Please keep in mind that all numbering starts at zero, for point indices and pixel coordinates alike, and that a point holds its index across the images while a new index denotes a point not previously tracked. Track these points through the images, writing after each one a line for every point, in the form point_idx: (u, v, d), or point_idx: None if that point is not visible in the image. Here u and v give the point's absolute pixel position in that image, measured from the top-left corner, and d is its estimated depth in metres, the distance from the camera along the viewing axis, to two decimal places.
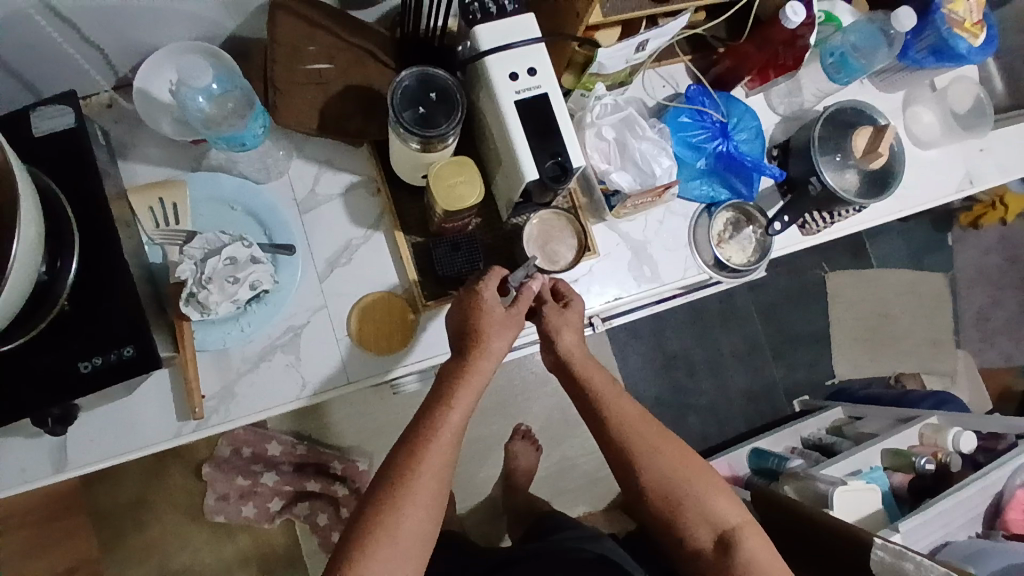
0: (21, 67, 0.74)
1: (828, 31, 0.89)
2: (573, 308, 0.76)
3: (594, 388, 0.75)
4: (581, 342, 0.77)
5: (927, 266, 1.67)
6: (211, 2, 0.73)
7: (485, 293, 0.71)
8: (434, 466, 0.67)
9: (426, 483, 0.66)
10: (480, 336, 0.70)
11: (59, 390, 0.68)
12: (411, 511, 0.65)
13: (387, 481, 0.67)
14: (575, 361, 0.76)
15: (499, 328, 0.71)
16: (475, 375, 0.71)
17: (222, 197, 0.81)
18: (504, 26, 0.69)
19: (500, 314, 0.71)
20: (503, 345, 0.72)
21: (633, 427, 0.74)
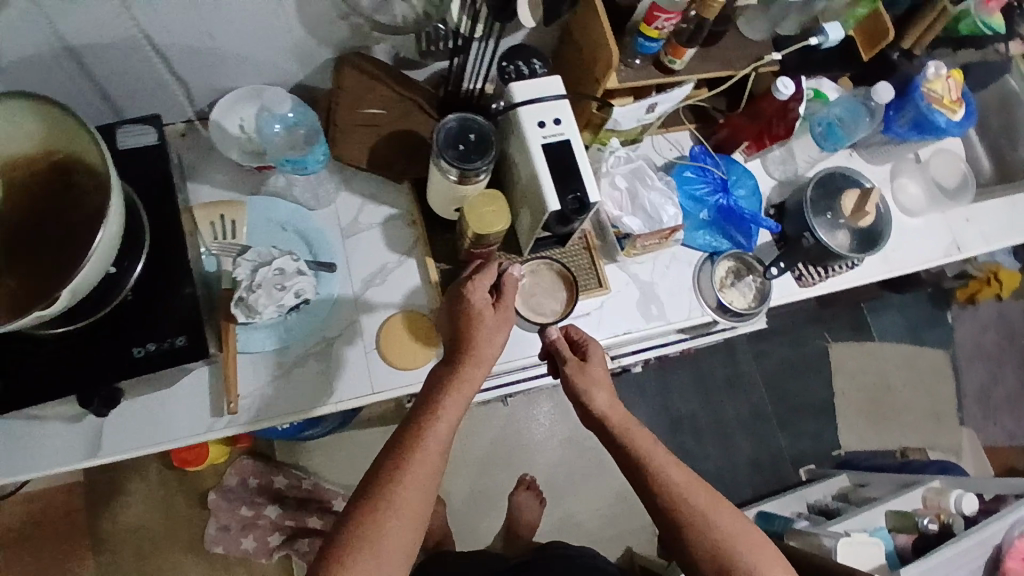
0: (119, 100, 0.86)
1: (816, 106, 1.02)
2: (594, 364, 0.80)
3: (638, 448, 0.76)
4: (613, 403, 0.79)
5: (927, 342, 1.72)
6: (288, 54, 0.86)
7: (474, 296, 0.72)
8: (422, 476, 0.65)
9: (412, 494, 0.64)
10: (471, 341, 0.71)
11: (113, 372, 0.76)
12: (398, 524, 0.63)
13: (372, 490, 0.64)
14: (615, 420, 0.78)
15: (490, 334, 0.71)
16: (465, 381, 0.70)
17: (275, 219, 0.91)
18: (535, 84, 0.81)
19: (491, 318, 0.72)
20: (494, 351, 0.72)
21: (689, 494, 0.73)
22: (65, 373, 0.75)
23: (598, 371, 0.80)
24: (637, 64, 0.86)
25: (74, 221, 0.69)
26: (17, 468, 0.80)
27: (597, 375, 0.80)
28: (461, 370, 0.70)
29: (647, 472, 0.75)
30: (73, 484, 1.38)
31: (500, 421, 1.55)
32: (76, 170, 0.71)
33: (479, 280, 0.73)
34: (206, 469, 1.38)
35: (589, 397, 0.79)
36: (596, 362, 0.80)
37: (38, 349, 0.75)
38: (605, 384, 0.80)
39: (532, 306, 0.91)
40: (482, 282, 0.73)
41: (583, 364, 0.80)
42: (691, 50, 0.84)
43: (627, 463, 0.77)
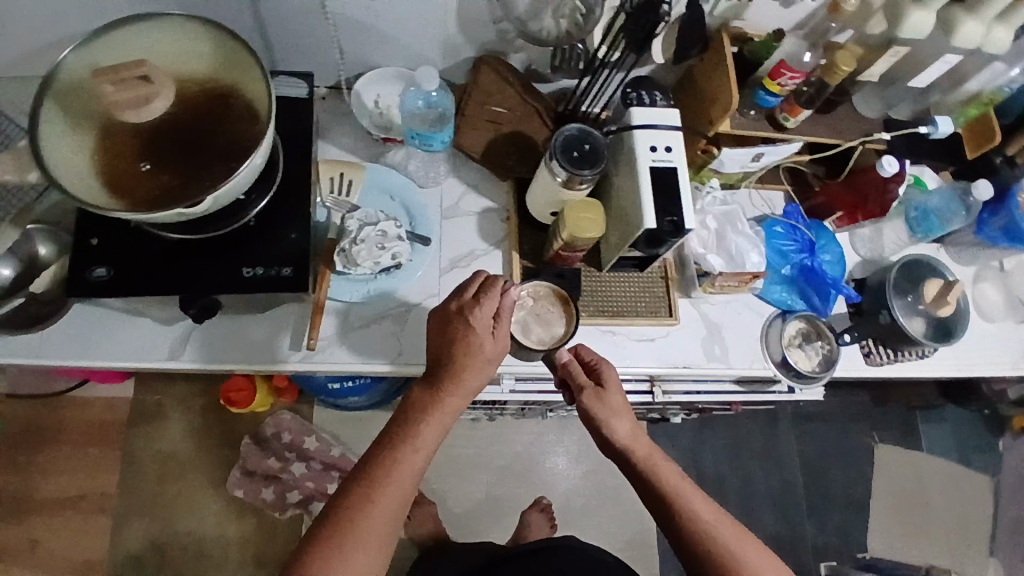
0: (280, 56, 0.96)
1: (913, 191, 1.06)
2: (610, 393, 0.80)
3: (662, 480, 0.76)
4: (633, 430, 0.79)
5: (975, 465, 1.66)
6: (436, 45, 0.94)
7: (472, 319, 0.72)
8: (395, 493, 0.68)
9: (381, 510, 0.66)
10: (461, 367, 0.72)
11: (218, 284, 0.81)
12: (366, 537, 0.65)
13: (347, 499, 0.67)
14: (637, 453, 0.78)
15: (479, 361, 0.72)
16: (449, 404, 0.72)
17: (386, 188, 0.98)
18: (654, 112, 0.87)
19: (486, 345, 0.72)
20: (483, 378, 0.73)
21: (719, 529, 0.73)
22: (177, 275, 0.82)
23: (617, 403, 0.79)
24: (752, 114, 0.92)
25: (224, 150, 0.74)
26: (110, 353, 0.88)
27: (616, 405, 0.79)
28: (447, 393, 0.72)
29: (676, 507, 0.75)
30: (123, 398, 1.46)
31: (527, 438, 1.56)
32: (238, 107, 0.75)
33: (478, 305, 0.73)
34: (246, 414, 1.47)
35: (610, 427, 0.78)
36: (615, 392, 0.80)
37: (159, 248, 0.82)
38: (625, 414, 0.79)
39: (604, 317, 0.96)
40: (481, 305, 0.73)
41: (600, 392, 0.80)
42: (806, 111, 0.90)
43: (649, 495, 0.77)
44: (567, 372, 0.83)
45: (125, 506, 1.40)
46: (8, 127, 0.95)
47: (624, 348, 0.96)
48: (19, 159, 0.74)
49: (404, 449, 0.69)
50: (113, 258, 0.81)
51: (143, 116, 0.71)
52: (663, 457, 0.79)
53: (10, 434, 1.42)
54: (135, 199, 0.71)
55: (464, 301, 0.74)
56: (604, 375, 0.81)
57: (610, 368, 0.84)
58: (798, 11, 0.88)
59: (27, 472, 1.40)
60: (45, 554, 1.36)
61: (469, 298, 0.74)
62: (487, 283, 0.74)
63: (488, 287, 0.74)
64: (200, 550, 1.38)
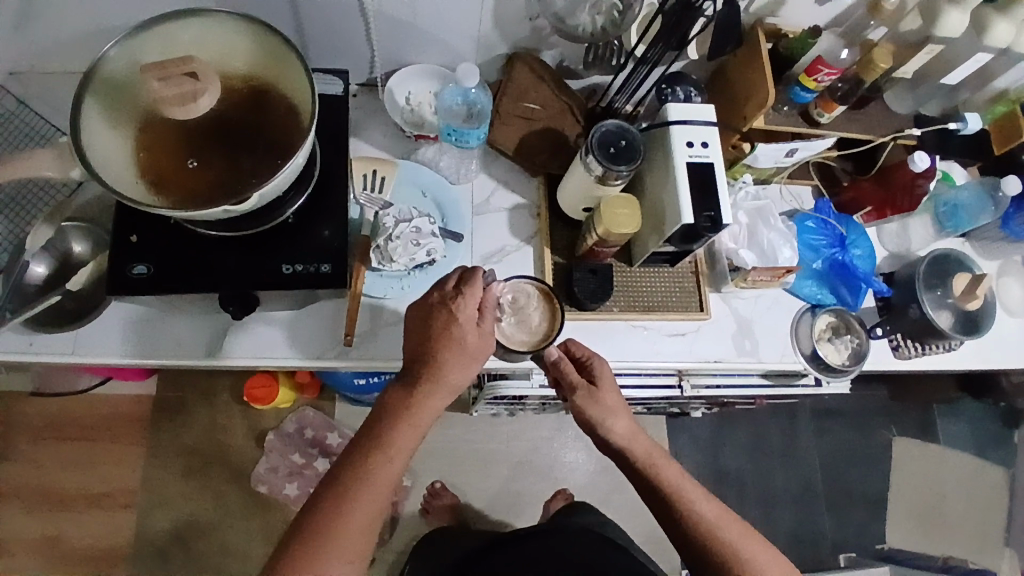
0: (314, 52, 0.96)
1: (941, 187, 1.06)
2: (603, 391, 0.79)
3: (662, 478, 0.77)
4: (627, 429, 0.79)
5: (990, 459, 1.67)
6: (470, 41, 0.94)
7: (457, 317, 0.71)
8: (375, 493, 0.68)
9: (360, 510, 0.67)
10: (443, 366, 0.71)
11: (259, 281, 0.82)
12: (346, 536, 0.66)
13: (328, 499, 0.68)
14: (634, 451, 0.79)
15: (462, 359, 0.72)
16: (430, 402, 0.72)
17: (418, 184, 0.98)
18: (691, 107, 0.86)
19: (471, 343, 0.72)
20: (466, 375, 0.73)
21: (721, 527, 0.74)
22: (216, 272, 0.82)
23: (611, 400, 0.79)
24: (785, 110, 0.93)
25: (266, 150, 0.73)
26: (145, 350, 0.88)
27: (610, 402, 0.79)
28: (429, 393, 0.72)
29: (680, 506, 0.75)
30: (146, 394, 1.46)
31: (547, 433, 1.57)
32: (278, 106, 0.75)
33: (462, 301, 0.71)
34: (270, 409, 1.47)
35: (605, 427, 0.79)
36: (609, 391, 0.80)
37: (198, 244, 0.82)
38: (620, 411, 0.79)
39: (636, 312, 0.96)
40: (467, 302, 0.71)
41: (594, 390, 0.79)
42: (841, 107, 0.90)
43: (649, 493, 0.78)
44: (560, 370, 0.81)
45: (149, 501, 1.41)
46: (42, 126, 0.96)
47: (655, 343, 0.97)
48: (61, 156, 0.71)
49: (380, 455, 0.70)
50: (153, 255, 0.81)
51: (190, 114, 0.71)
52: (661, 455, 0.79)
53: (34, 431, 1.42)
54: (178, 195, 0.71)
55: (448, 297, 0.72)
56: (597, 370, 0.80)
57: (605, 364, 0.83)
58: (833, 8, 0.87)
59: (51, 467, 1.41)
60: (70, 550, 1.37)
61: (454, 294, 0.72)
62: (470, 276, 0.73)
63: (471, 282, 0.72)
64: (224, 544, 1.40)
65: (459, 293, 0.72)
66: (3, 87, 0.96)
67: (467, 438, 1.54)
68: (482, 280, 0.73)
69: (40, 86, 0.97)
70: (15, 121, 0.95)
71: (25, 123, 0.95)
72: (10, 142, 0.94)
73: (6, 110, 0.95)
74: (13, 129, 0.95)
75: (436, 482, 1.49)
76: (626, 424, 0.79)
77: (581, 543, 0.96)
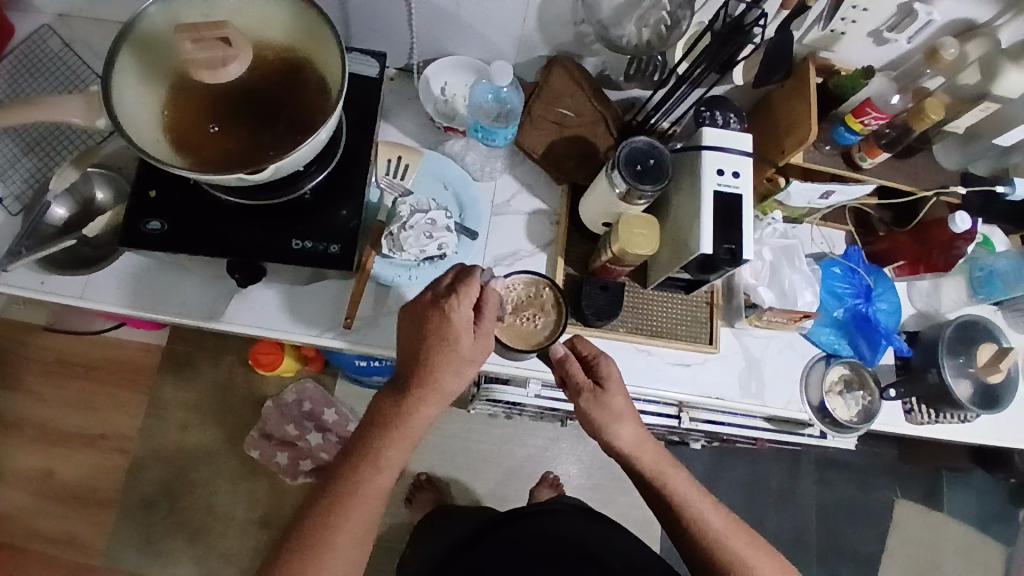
0: (355, 31, 0.95)
1: (980, 251, 1.01)
2: (609, 395, 0.76)
3: (671, 488, 0.76)
4: (634, 435, 0.77)
5: (994, 535, 1.59)
6: (511, 39, 0.93)
7: (452, 319, 0.69)
8: (368, 500, 0.69)
9: (353, 516, 0.68)
10: (435, 372, 0.70)
11: (267, 253, 0.82)
12: (341, 542, 0.68)
13: (324, 504, 0.69)
14: (642, 459, 0.77)
15: (456, 364, 0.70)
16: (423, 409, 0.71)
17: (442, 176, 0.98)
18: (728, 134, 0.83)
19: (466, 347, 0.70)
20: (460, 381, 0.72)
21: (729, 538, 0.74)
22: (228, 237, 0.82)
23: (619, 404, 0.76)
24: (827, 149, 0.89)
25: (291, 124, 0.73)
26: (152, 304, 0.89)
27: (618, 406, 0.76)
28: (421, 399, 0.71)
29: (687, 515, 0.75)
30: (154, 345, 1.49)
31: (540, 441, 1.55)
32: (311, 81, 0.75)
33: (458, 300, 0.69)
34: (271, 377, 1.49)
35: (610, 432, 0.76)
36: (617, 393, 0.76)
37: (214, 208, 0.83)
38: (628, 417, 0.76)
39: (641, 336, 0.93)
40: (463, 303, 0.69)
41: (599, 393, 0.76)
42: (885, 154, 0.87)
43: (656, 500, 0.78)
44: (564, 368, 0.78)
45: (144, 448, 1.43)
46: (83, 70, 0.98)
47: (658, 369, 0.94)
48: (92, 105, 0.73)
49: (372, 463, 0.70)
50: (168, 212, 0.82)
51: (218, 78, 0.70)
52: (672, 463, 0.78)
53: (43, 364, 1.46)
54: (200, 158, 0.71)
55: (443, 296, 0.70)
56: (604, 371, 0.77)
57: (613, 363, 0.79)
58: (890, 50, 0.83)
59: (56, 403, 1.45)
60: (63, 485, 1.41)
61: (450, 294, 0.70)
62: (466, 276, 0.71)
63: (468, 287, 0.69)
64: (209, 502, 1.42)
65: (454, 293, 0.69)
66: (51, 28, 0.98)
67: (459, 434, 1.54)
68: (479, 284, 0.71)
69: (88, 33, 0.99)
70: (57, 62, 0.97)
71: (66, 65, 0.97)
72: (51, 83, 0.97)
73: (51, 52, 0.98)
74: (54, 70, 0.97)
75: (422, 473, 1.49)
76: (634, 432, 0.77)
77: (569, 522, 0.93)
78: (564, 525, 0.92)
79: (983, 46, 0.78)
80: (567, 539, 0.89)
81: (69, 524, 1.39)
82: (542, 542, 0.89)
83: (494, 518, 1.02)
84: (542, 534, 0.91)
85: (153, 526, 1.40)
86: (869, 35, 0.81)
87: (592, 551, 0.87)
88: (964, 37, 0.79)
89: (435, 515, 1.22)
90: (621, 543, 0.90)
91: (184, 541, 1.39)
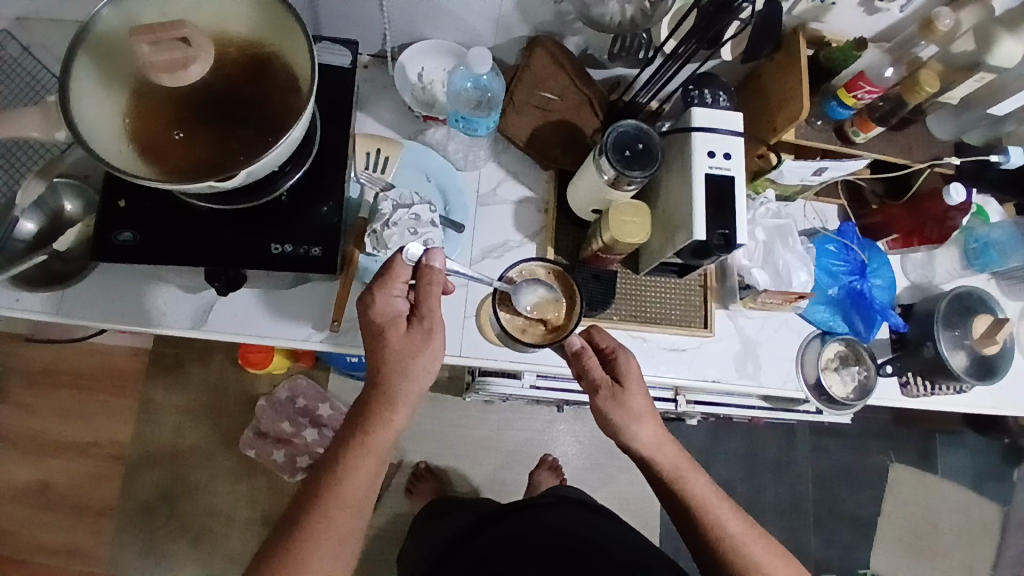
0: (326, 20, 0.91)
1: (975, 222, 1.02)
2: (628, 392, 0.75)
3: (689, 492, 0.76)
4: (653, 434, 0.76)
5: (987, 493, 1.62)
6: (490, 21, 0.89)
7: (373, 310, 0.70)
8: (341, 511, 0.69)
9: (323, 532, 0.68)
10: (379, 374, 0.70)
11: (246, 259, 0.79)
12: (316, 554, 0.67)
13: (296, 517, 0.69)
14: (661, 461, 0.77)
15: (395, 363, 0.70)
16: (383, 416, 0.70)
17: (424, 169, 0.94)
18: (717, 114, 0.80)
19: (395, 340, 0.70)
20: (412, 384, 0.71)
21: (746, 544, 0.74)
22: (206, 247, 0.79)
23: (638, 405, 0.75)
24: (818, 125, 0.87)
25: (260, 124, 0.69)
26: (132, 317, 0.86)
27: (637, 406, 0.75)
28: (379, 408, 0.70)
29: (704, 521, 0.75)
30: (142, 349, 1.46)
31: (539, 424, 1.56)
32: (280, 77, 0.70)
33: (376, 290, 0.70)
34: (262, 375, 1.47)
35: (630, 432, 0.75)
36: (636, 393, 0.75)
37: (188, 216, 0.79)
38: (647, 417, 0.75)
39: (636, 323, 0.91)
40: (381, 293, 0.70)
41: (617, 391, 0.75)
42: (878, 129, 0.85)
43: (673, 504, 0.78)
44: (582, 362, 0.76)
45: (138, 453, 1.42)
46: (43, 76, 0.92)
47: (654, 356, 0.93)
48: (48, 116, 0.69)
49: (337, 477, 0.69)
50: (140, 223, 0.78)
51: (179, 81, 0.66)
52: (690, 466, 0.78)
53: (29, 375, 1.44)
54: (165, 168, 0.67)
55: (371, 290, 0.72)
56: (622, 367, 0.75)
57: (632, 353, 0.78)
58: (881, 20, 0.82)
59: (44, 413, 1.43)
60: (59, 495, 1.40)
61: (375, 286, 0.71)
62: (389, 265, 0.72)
63: (389, 277, 0.70)
64: (208, 504, 1.41)
65: (375, 286, 0.71)
66: (8, 33, 0.93)
67: (458, 422, 1.54)
68: (397, 268, 0.71)
69: (45, 35, 0.94)
70: (16, 68, 0.92)
71: (24, 71, 0.92)
72: (10, 91, 0.91)
73: (10, 58, 0.92)
74: (13, 78, 0.92)
75: (421, 463, 1.49)
76: (654, 431, 0.76)
77: (566, 513, 0.94)
78: (563, 517, 0.93)
79: (976, 14, 0.76)
80: (565, 530, 0.89)
81: (68, 533, 1.39)
82: (543, 534, 0.89)
83: (494, 509, 1.03)
84: (541, 526, 0.90)
85: (153, 531, 1.40)
86: (860, 5, 0.78)
87: (594, 542, 0.87)
88: (956, 6, 0.77)
89: (435, 506, 1.22)
90: (620, 536, 0.90)
91: (186, 543, 1.39)
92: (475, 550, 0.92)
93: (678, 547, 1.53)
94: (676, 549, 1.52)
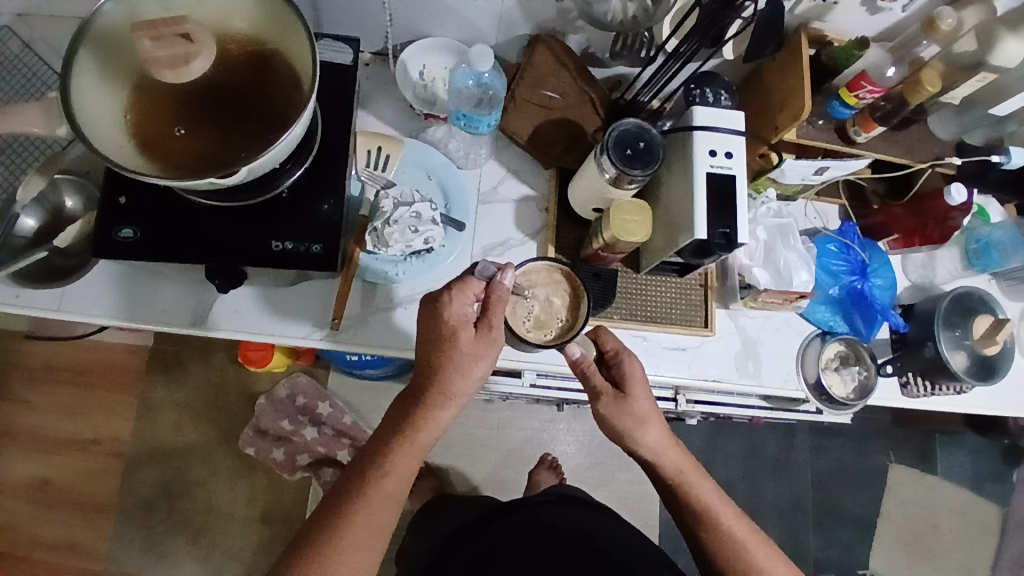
0: (328, 17, 0.91)
1: (976, 222, 1.02)
2: (632, 398, 0.75)
3: (695, 496, 0.76)
4: (661, 439, 0.76)
5: (986, 494, 1.62)
6: (493, 19, 0.89)
7: (448, 314, 0.67)
8: (375, 510, 0.67)
9: (359, 529, 0.66)
10: (437, 375, 0.68)
11: (247, 255, 0.79)
12: (349, 554, 0.65)
13: (328, 520, 0.67)
14: (667, 465, 0.77)
15: (457, 365, 0.67)
16: (433, 414, 0.69)
17: (425, 166, 0.94)
18: (718, 113, 0.80)
19: (466, 344, 0.67)
20: (469, 383, 0.69)
21: (752, 549, 0.74)
22: (207, 242, 0.79)
23: (642, 408, 0.75)
24: (820, 124, 0.87)
25: (262, 120, 0.69)
26: (131, 314, 0.86)
27: (642, 411, 0.75)
28: (428, 405, 0.69)
29: (707, 525, 0.75)
30: (142, 346, 1.46)
31: (538, 423, 1.56)
32: (281, 74, 0.70)
33: (453, 293, 0.67)
34: (262, 372, 1.47)
35: (635, 437, 0.76)
36: (640, 398, 0.75)
37: (188, 212, 0.79)
38: (652, 422, 0.75)
39: (636, 323, 0.91)
40: (458, 298, 0.67)
41: (620, 396, 0.75)
42: (880, 128, 0.85)
43: (679, 508, 0.78)
44: (584, 369, 0.76)
45: (138, 449, 1.42)
46: (44, 72, 0.92)
47: (655, 355, 0.93)
48: (50, 111, 0.69)
49: (374, 473, 0.68)
50: (141, 219, 0.78)
51: (181, 77, 0.66)
52: (697, 471, 0.78)
53: (29, 372, 1.44)
54: (167, 162, 0.67)
55: (439, 291, 0.68)
56: (626, 371, 0.75)
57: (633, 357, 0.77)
58: (884, 19, 0.82)
59: (45, 410, 1.43)
60: (60, 492, 1.40)
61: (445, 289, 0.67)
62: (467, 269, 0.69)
63: (466, 281, 0.67)
64: (208, 502, 1.41)
65: (450, 287, 0.67)
66: (9, 29, 0.93)
67: (458, 422, 1.54)
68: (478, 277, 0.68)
69: (46, 30, 0.94)
70: (18, 65, 0.92)
71: (26, 66, 0.92)
72: (11, 87, 0.91)
73: (11, 54, 0.92)
74: (13, 73, 0.91)
75: (422, 462, 1.49)
76: (660, 436, 0.76)
77: (568, 512, 0.93)
78: (564, 515, 0.93)
79: (978, 14, 0.77)
80: (566, 528, 0.89)
81: (68, 530, 1.38)
82: (544, 531, 0.89)
83: (497, 505, 1.03)
84: (541, 523, 0.90)
85: (153, 528, 1.40)
86: (862, 4, 0.79)
87: (596, 541, 0.87)
88: (957, 6, 0.78)
89: (435, 503, 1.22)
90: (621, 535, 0.90)
91: (186, 540, 1.39)
92: (477, 546, 0.91)
93: (677, 547, 1.53)
94: (676, 549, 1.52)
